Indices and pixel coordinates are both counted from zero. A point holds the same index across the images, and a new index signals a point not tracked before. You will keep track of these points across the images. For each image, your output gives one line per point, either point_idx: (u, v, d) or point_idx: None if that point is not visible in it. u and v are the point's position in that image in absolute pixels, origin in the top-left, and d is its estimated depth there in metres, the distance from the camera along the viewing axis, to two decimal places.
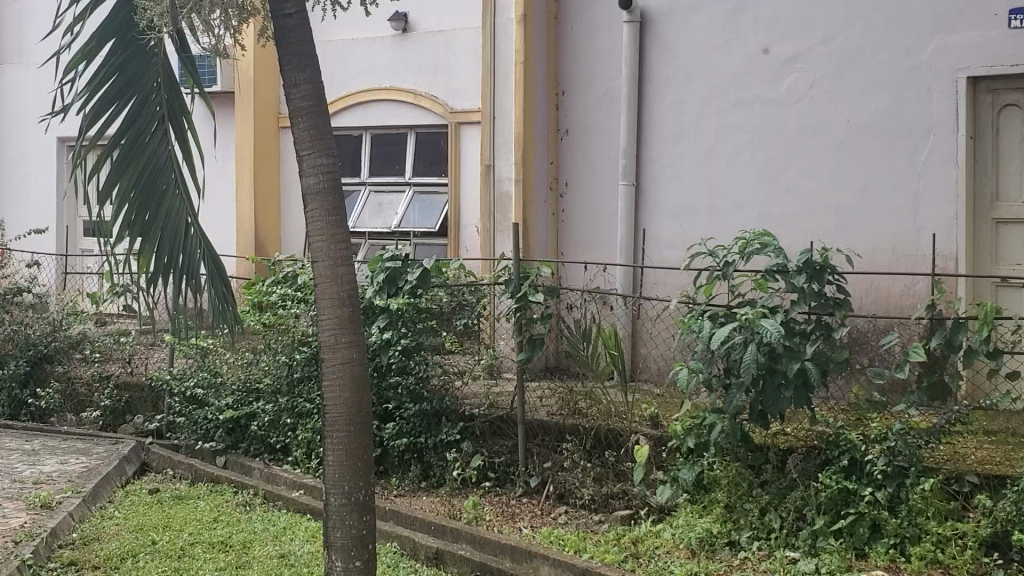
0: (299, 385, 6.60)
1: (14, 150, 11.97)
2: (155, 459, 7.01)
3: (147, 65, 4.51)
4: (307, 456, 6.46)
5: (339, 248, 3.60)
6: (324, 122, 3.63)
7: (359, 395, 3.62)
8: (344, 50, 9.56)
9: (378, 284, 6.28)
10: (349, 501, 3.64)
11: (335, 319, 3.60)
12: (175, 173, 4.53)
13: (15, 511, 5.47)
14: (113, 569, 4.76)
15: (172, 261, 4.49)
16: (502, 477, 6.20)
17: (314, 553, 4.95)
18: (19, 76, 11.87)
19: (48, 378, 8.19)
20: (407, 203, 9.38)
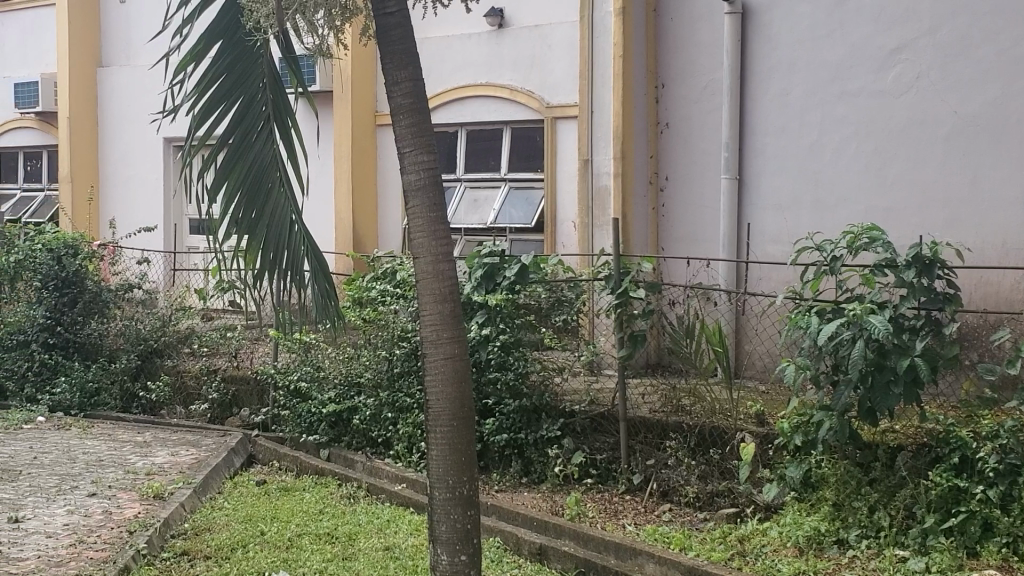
0: (399, 380, 6.67)
1: (123, 150, 12.29)
2: (261, 451, 7.14)
3: (254, 66, 4.59)
4: (409, 450, 6.54)
5: (440, 244, 3.62)
6: (424, 118, 3.65)
7: (461, 390, 3.64)
8: (442, 47, 9.65)
9: (476, 279, 6.32)
10: (453, 495, 3.67)
11: (437, 314, 3.61)
12: (280, 172, 4.59)
13: (129, 501, 5.62)
14: (224, 558, 4.85)
15: (278, 258, 4.52)
16: (604, 473, 6.19)
17: (419, 546, 5.00)
18: (128, 78, 12.17)
19: (158, 371, 8.46)
20: (503, 199, 9.44)
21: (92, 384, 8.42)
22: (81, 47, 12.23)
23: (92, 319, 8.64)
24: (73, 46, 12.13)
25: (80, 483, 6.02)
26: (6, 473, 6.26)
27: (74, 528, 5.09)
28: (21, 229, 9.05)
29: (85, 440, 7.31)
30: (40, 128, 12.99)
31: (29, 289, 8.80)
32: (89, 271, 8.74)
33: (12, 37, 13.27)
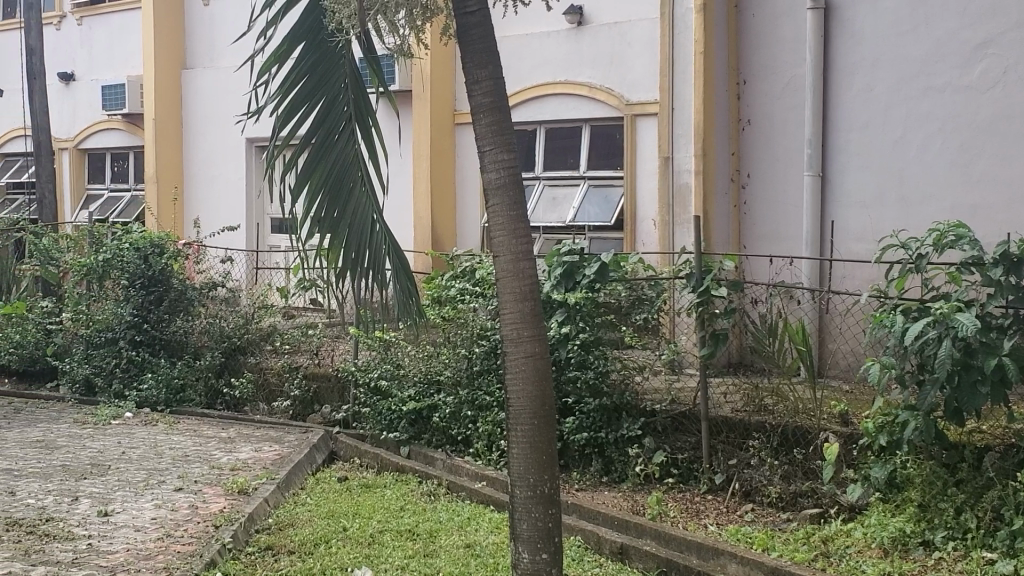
0: (478, 378, 6.71)
1: (207, 150, 12.51)
2: (342, 448, 7.21)
3: (337, 67, 4.64)
4: (489, 448, 6.58)
5: (519, 242, 3.63)
6: (505, 117, 3.65)
7: (541, 389, 3.64)
8: (521, 45, 9.69)
9: (555, 277, 6.33)
10: (535, 493, 3.67)
11: (517, 312, 3.62)
12: (360, 171, 4.60)
13: (215, 496, 5.71)
14: (307, 553, 4.90)
15: (359, 258, 4.52)
16: (685, 473, 6.15)
17: (500, 544, 5.02)
18: (212, 78, 12.38)
19: (241, 368, 8.57)
20: (582, 197, 9.42)
21: (177, 380, 8.57)
22: (166, 49, 12.49)
23: (177, 317, 8.82)
24: (159, 48, 12.39)
25: (167, 477, 6.14)
26: (96, 468, 6.39)
27: (161, 522, 5.19)
28: (109, 229, 9.24)
29: (171, 436, 7.44)
30: (126, 129, 13.25)
31: (116, 288, 8.99)
32: (174, 270, 8.90)
33: (99, 40, 13.58)
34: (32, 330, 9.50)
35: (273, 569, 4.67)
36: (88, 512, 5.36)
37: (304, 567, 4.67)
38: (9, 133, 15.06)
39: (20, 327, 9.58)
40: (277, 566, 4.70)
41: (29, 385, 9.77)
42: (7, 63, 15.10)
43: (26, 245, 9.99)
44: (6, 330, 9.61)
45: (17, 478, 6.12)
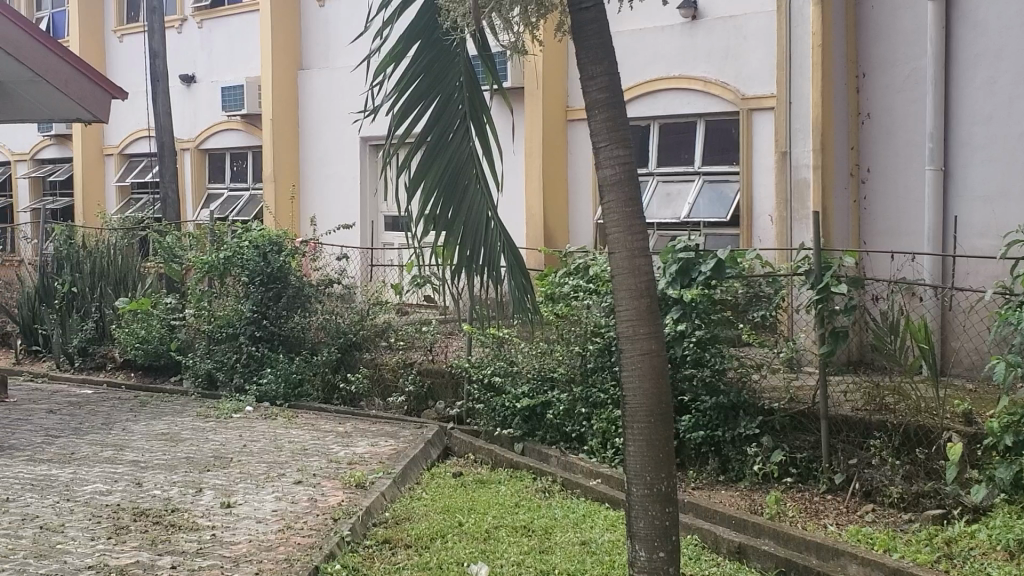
0: (593, 376, 6.72)
1: (323, 150, 12.73)
2: (456, 444, 7.24)
3: (451, 65, 4.58)
4: (603, 445, 6.57)
5: (636, 239, 3.60)
6: (619, 113, 3.62)
7: (659, 386, 3.61)
8: (635, 40, 9.70)
9: (671, 274, 6.25)
10: (651, 492, 3.64)
11: (633, 309, 3.59)
12: (476, 169, 4.50)
13: (333, 489, 5.80)
14: (424, 547, 4.94)
15: (474, 256, 4.41)
16: (805, 473, 6.06)
17: (615, 541, 5.01)
18: (328, 78, 12.57)
19: (357, 364, 8.66)
20: (698, 192, 9.40)
21: (296, 375, 8.73)
22: (283, 51, 12.74)
23: (295, 314, 8.98)
24: (276, 49, 12.63)
25: (287, 470, 6.26)
26: (218, 460, 6.55)
27: (282, 514, 5.29)
28: (230, 227, 9.46)
29: (290, 429, 7.59)
30: (246, 129, 13.50)
31: (237, 285, 9.20)
32: (292, 267, 9.07)
33: (219, 42, 13.91)
34: (156, 326, 9.78)
35: (391, 562, 4.73)
36: (212, 504, 5.50)
37: (421, 561, 4.72)
38: (133, 135, 15.51)
39: (145, 323, 9.86)
40: (394, 560, 4.76)
41: (154, 379, 10.05)
42: (131, 67, 15.56)
43: (151, 243, 10.29)
44: (131, 326, 9.90)
45: (143, 469, 6.31)
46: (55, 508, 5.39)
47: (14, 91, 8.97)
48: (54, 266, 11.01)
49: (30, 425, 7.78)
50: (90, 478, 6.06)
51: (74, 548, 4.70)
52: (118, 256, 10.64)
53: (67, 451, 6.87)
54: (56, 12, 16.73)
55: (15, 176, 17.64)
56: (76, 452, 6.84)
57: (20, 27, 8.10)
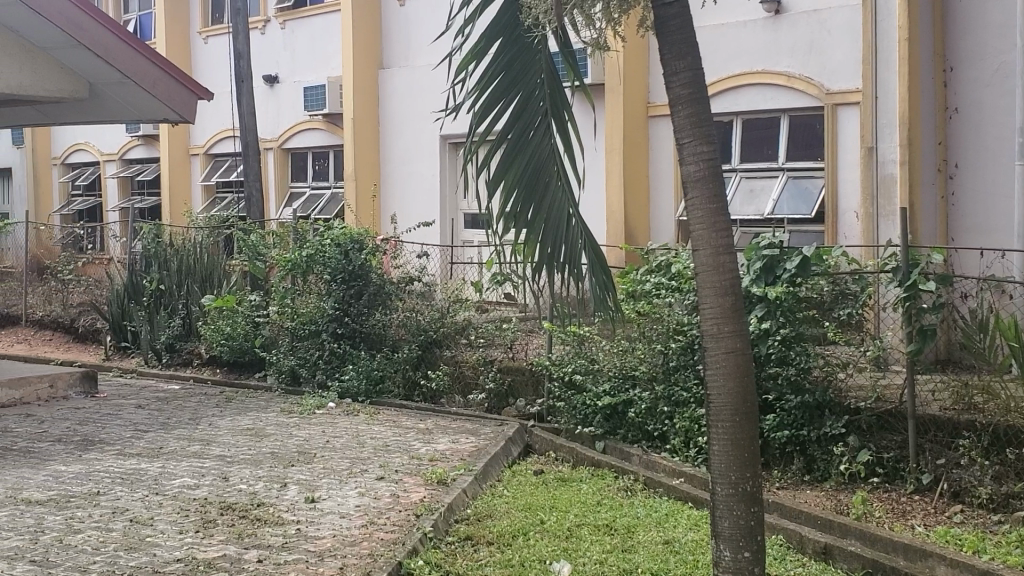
0: (674, 374, 6.68)
1: (404, 149, 12.81)
2: (538, 442, 7.25)
3: (532, 62, 4.48)
4: (686, 444, 6.55)
5: (720, 235, 3.54)
6: (702, 109, 3.57)
7: (743, 385, 3.55)
8: (719, 35, 9.76)
9: (755, 271, 6.19)
10: (736, 491, 3.60)
11: (717, 307, 3.54)
12: (557, 165, 4.37)
13: (415, 485, 5.84)
14: (506, 544, 4.95)
15: (556, 252, 4.27)
16: (891, 473, 5.97)
17: (699, 541, 4.99)
18: (409, 77, 12.65)
19: (437, 361, 8.69)
20: (781, 188, 9.44)
21: (378, 372, 8.79)
22: (364, 50, 12.85)
23: (376, 311, 9.05)
24: (358, 49, 12.76)
25: (370, 466, 6.31)
26: (302, 455, 6.62)
27: (365, 510, 5.33)
28: (312, 225, 9.55)
29: (373, 426, 7.65)
30: (327, 129, 13.64)
31: (319, 282, 9.30)
32: (373, 265, 9.12)
33: (301, 42, 14.07)
34: (242, 323, 9.93)
35: (473, 559, 4.74)
36: (296, 499, 5.56)
37: (504, 558, 4.72)
38: (218, 135, 15.75)
39: (230, 320, 10.01)
40: (476, 557, 4.77)
41: (239, 375, 10.20)
42: (216, 68, 15.79)
43: (236, 242, 10.44)
44: (217, 322, 10.07)
45: (229, 464, 6.40)
46: (144, 501, 5.49)
47: (103, 92, 9.14)
48: (142, 264, 11.23)
49: (119, 420, 7.94)
50: (178, 473, 6.16)
51: (163, 541, 4.78)
52: (204, 255, 10.81)
53: (156, 445, 7.00)
54: (143, 14, 17.05)
55: (105, 176, 18.01)
56: (164, 446, 6.96)
57: (110, 29, 8.26)
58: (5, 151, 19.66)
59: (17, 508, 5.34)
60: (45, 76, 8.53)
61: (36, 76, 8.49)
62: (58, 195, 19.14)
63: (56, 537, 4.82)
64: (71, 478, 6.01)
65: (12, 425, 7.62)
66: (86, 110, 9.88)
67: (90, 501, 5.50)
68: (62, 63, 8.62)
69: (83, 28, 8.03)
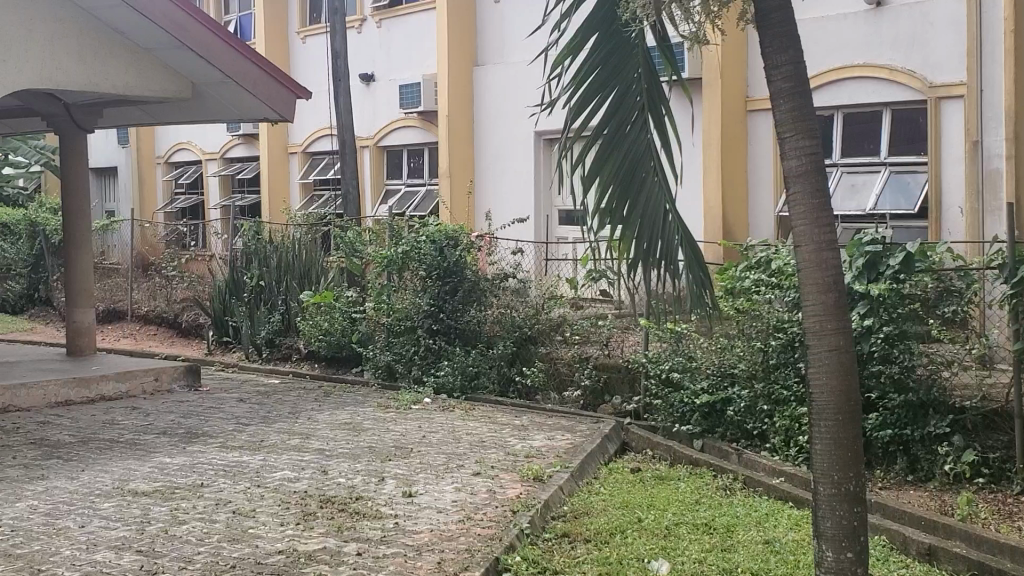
0: (775, 371, 6.59)
1: (499, 145, 12.85)
2: (634, 439, 7.23)
3: (631, 55, 4.39)
4: (786, 443, 6.44)
5: (823, 232, 3.48)
6: (805, 102, 3.51)
7: (847, 384, 3.49)
8: (818, 28, 9.66)
9: (857, 268, 6.10)
10: (839, 491, 3.54)
11: (820, 304, 3.48)
12: (654, 161, 4.33)
13: (512, 481, 5.85)
14: (604, 542, 4.93)
15: (652, 248, 4.26)
16: (997, 473, 5.81)
17: (800, 541, 4.92)
18: (503, 73, 12.67)
19: (532, 358, 8.68)
20: (884, 183, 9.31)
21: (473, 368, 8.84)
22: (459, 48, 12.92)
23: (471, 307, 9.06)
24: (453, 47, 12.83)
25: (466, 462, 6.34)
26: (399, 450, 6.68)
27: (462, 505, 5.36)
28: (408, 222, 9.60)
29: (469, 421, 7.68)
30: (423, 127, 13.71)
31: (414, 279, 9.39)
32: (468, 262, 9.16)
33: (397, 41, 14.18)
34: (339, 319, 10.04)
35: (571, 556, 4.73)
36: (394, 493, 5.61)
37: (601, 556, 4.70)
38: (316, 133, 15.97)
39: (328, 316, 10.13)
40: (574, 554, 4.76)
41: (337, 370, 10.33)
42: (314, 67, 16.00)
43: (333, 239, 10.56)
44: (316, 318, 10.22)
45: (328, 457, 6.48)
46: (246, 493, 5.59)
47: (205, 91, 9.31)
48: (243, 260, 11.43)
49: (222, 413, 8.09)
50: (279, 465, 6.26)
51: (265, 533, 4.86)
52: (302, 252, 10.93)
53: (257, 438, 7.12)
54: (243, 15, 17.35)
55: (207, 174, 18.37)
56: (265, 439, 7.08)
57: (213, 30, 8.42)
58: (111, 151, 20.19)
59: (124, 498, 5.48)
60: (149, 76, 8.71)
61: (141, 77, 8.65)
62: (161, 194, 19.58)
63: (162, 528, 4.93)
64: (176, 470, 6.14)
65: (119, 417, 7.81)
66: (188, 110, 10.07)
67: (194, 493, 5.61)
68: (166, 63, 8.78)
69: (187, 29, 8.20)
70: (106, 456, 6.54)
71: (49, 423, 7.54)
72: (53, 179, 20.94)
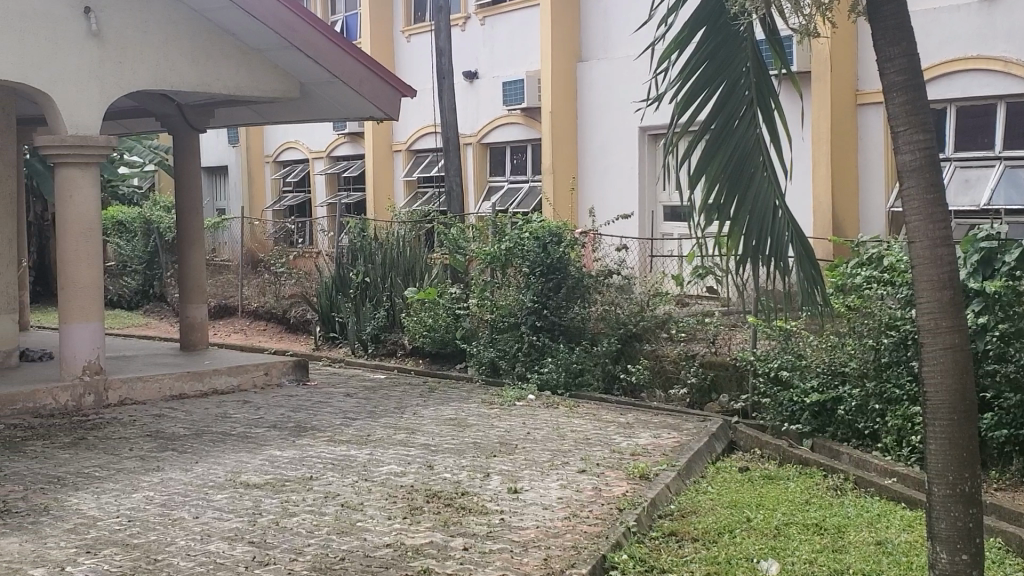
0: (887, 370, 6.47)
1: (603, 141, 12.81)
2: (743, 438, 7.15)
3: (739, 51, 4.34)
4: (898, 443, 6.31)
5: (938, 227, 3.39)
6: (919, 95, 3.43)
7: (963, 382, 3.40)
8: (931, 20, 9.57)
9: (971, 265, 5.98)
10: (954, 492, 3.45)
11: (935, 302, 3.40)
12: (763, 156, 4.22)
13: (618, 479, 5.83)
14: (712, 541, 4.88)
15: (761, 245, 4.13)
16: None
17: (913, 543, 4.82)
18: (607, 70, 12.64)
19: (637, 355, 8.67)
20: (998, 178, 9.20)
21: (577, 365, 8.76)
22: (563, 45, 12.94)
23: (575, 304, 9.05)
24: (557, 44, 12.86)
25: (571, 459, 6.33)
26: (504, 446, 6.70)
27: (568, 502, 5.36)
28: (511, 218, 9.63)
29: (573, 418, 7.68)
30: (526, 123, 13.74)
31: (518, 275, 9.42)
32: (571, 258, 9.14)
33: (501, 38, 14.23)
34: (443, 315, 10.12)
35: (678, 555, 4.70)
36: (500, 489, 5.63)
37: (709, 555, 4.66)
38: (420, 131, 16.11)
39: (432, 312, 10.22)
40: (681, 553, 4.72)
41: (441, 366, 10.42)
42: (419, 66, 16.14)
43: (437, 235, 10.66)
44: (420, 314, 10.30)
45: (434, 452, 6.54)
46: (354, 486, 5.67)
47: (313, 90, 9.43)
48: (348, 256, 11.57)
49: (330, 408, 8.21)
50: (386, 460, 6.33)
51: (373, 526, 4.92)
52: (406, 248, 11.03)
53: (364, 432, 7.21)
54: (350, 15, 17.57)
55: (313, 172, 18.65)
56: (372, 434, 7.16)
57: (320, 30, 8.53)
58: (222, 150, 20.64)
59: (237, 490, 5.59)
60: (259, 76, 8.85)
61: (251, 77, 8.78)
62: (270, 191, 19.94)
63: (273, 520, 5.02)
64: (286, 463, 6.25)
65: (231, 411, 7.97)
66: (297, 109, 10.24)
67: (304, 485, 5.71)
68: (275, 64, 8.90)
69: (296, 30, 8.33)
70: (219, 448, 6.69)
71: (164, 416, 7.73)
72: (166, 178, 21.49)
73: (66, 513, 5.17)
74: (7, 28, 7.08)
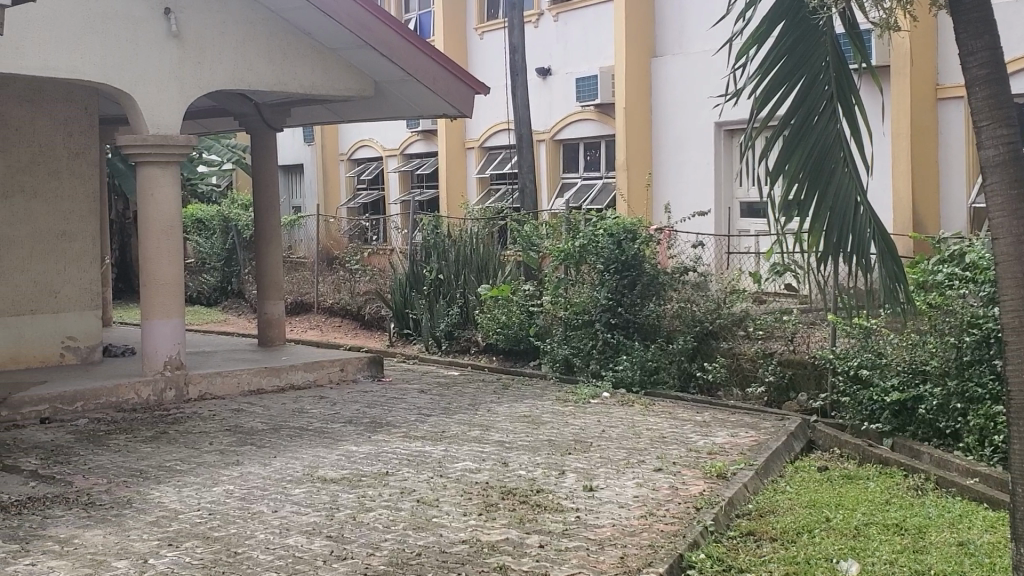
0: (969, 369, 6.38)
1: (677, 137, 12.75)
2: (821, 438, 7.07)
3: (818, 45, 4.28)
4: (981, 443, 6.18)
5: (1021, 223, 3.32)
6: (1002, 90, 3.36)
7: None
8: (1013, 12, 9.47)
9: None
10: None
11: (1019, 300, 3.34)
12: (844, 151, 4.16)
13: (695, 478, 5.79)
14: (790, 541, 4.84)
15: (842, 241, 4.08)
16: None
17: (995, 544, 4.73)
18: (682, 66, 12.58)
19: (714, 353, 8.59)
20: None
21: (652, 363, 8.74)
22: (637, 41, 12.90)
23: (650, 301, 8.98)
24: (631, 40, 12.86)
25: (647, 457, 6.31)
26: (578, 444, 6.70)
27: (643, 501, 5.33)
28: (585, 215, 9.61)
29: (648, 416, 7.66)
30: (600, 119, 13.71)
31: (592, 272, 9.40)
32: (646, 254, 9.09)
33: (574, 34, 14.21)
34: (516, 312, 10.17)
35: (756, 555, 4.66)
36: (575, 487, 5.62)
37: (787, 555, 4.61)
38: (493, 128, 16.17)
39: (505, 309, 10.28)
40: (759, 552, 4.68)
41: (514, 363, 10.42)
42: (492, 63, 16.15)
43: (511, 232, 10.73)
44: (494, 311, 10.39)
45: (509, 449, 6.55)
46: (430, 482, 5.70)
47: (388, 89, 9.50)
48: (422, 254, 11.63)
49: (404, 404, 8.27)
50: (461, 456, 6.36)
51: (448, 522, 4.95)
52: (480, 246, 11.09)
53: (439, 429, 7.25)
54: (423, 14, 17.66)
55: (387, 169, 18.79)
56: (446, 430, 7.20)
57: (394, 28, 8.58)
58: (298, 148, 20.86)
59: (315, 485, 5.66)
60: (334, 75, 8.92)
61: (326, 76, 8.85)
62: (344, 189, 20.11)
63: (351, 514, 5.07)
64: (362, 459, 6.30)
65: (308, 406, 8.06)
66: (373, 107, 10.32)
67: (380, 480, 5.76)
68: (350, 63, 8.97)
69: (369, 28, 8.38)
70: (296, 443, 6.76)
71: (243, 411, 7.84)
72: (244, 177, 21.78)
73: (149, 505, 5.27)
74: (89, 30, 7.23)
